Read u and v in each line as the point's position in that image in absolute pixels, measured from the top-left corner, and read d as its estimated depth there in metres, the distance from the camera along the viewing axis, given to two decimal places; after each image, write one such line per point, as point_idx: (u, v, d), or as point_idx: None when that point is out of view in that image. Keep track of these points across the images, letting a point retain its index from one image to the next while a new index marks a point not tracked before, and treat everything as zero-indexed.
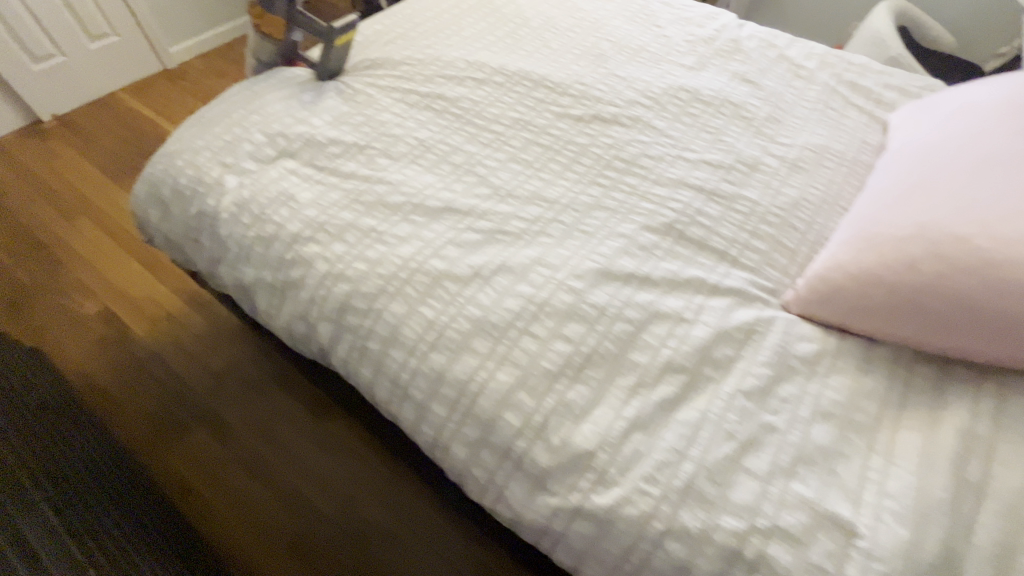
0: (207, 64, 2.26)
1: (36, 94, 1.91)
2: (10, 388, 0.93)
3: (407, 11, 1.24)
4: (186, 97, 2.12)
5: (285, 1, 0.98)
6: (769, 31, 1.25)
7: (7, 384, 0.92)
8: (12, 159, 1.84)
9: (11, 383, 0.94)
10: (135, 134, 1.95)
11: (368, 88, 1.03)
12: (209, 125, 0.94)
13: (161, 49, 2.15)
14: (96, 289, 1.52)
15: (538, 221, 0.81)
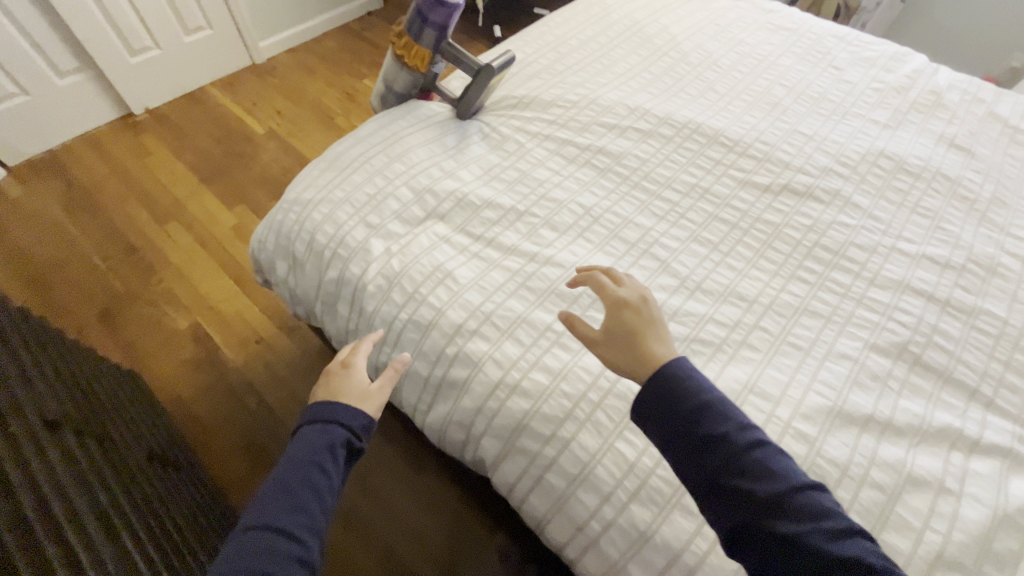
0: (294, 60, 2.19)
1: (132, 87, 1.87)
2: (123, 439, 0.87)
3: (547, 35, 1.10)
4: (274, 93, 2.06)
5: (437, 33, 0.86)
6: (971, 80, 1.06)
7: (123, 436, 0.86)
8: (107, 153, 1.82)
9: (123, 432, 0.88)
10: (224, 134, 1.90)
11: (516, 134, 0.91)
12: (348, 172, 0.84)
13: (251, 43, 2.09)
14: (188, 303, 1.48)
15: (738, 328, 0.68)
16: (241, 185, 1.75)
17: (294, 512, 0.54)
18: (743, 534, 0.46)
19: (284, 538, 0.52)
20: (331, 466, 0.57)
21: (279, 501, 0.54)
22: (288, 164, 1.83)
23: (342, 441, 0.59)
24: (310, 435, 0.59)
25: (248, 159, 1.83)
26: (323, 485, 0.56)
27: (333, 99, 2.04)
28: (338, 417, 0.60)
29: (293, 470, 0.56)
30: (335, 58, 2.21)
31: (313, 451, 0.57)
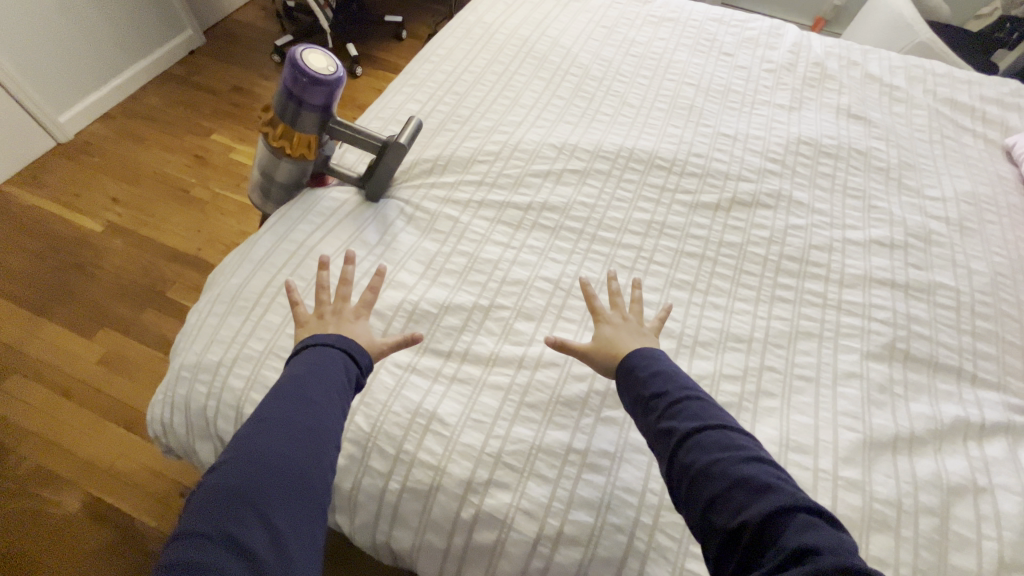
0: (112, 128, 1.80)
1: None
2: None
3: (435, 74, 0.97)
4: (98, 176, 1.67)
5: (320, 115, 0.70)
6: (840, 44, 1.12)
7: None
8: None
9: None
10: (48, 243, 1.51)
11: (443, 207, 0.78)
12: (260, 312, 0.67)
13: (48, 120, 1.67)
14: (70, 475, 1.17)
15: (748, 375, 0.65)
16: (94, 303, 1.41)
17: (305, 423, 0.48)
18: (685, 487, 0.47)
19: (295, 444, 0.46)
20: (346, 387, 0.52)
21: (283, 410, 0.48)
22: (146, 261, 1.50)
23: (354, 368, 0.54)
24: (319, 360, 0.52)
25: (92, 268, 1.48)
26: (337, 400, 0.50)
27: (180, 167, 1.71)
28: (349, 352, 0.54)
29: (299, 383, 0.50)
30: (166, 117, 1.85)
31: (323, 370, 0.52)
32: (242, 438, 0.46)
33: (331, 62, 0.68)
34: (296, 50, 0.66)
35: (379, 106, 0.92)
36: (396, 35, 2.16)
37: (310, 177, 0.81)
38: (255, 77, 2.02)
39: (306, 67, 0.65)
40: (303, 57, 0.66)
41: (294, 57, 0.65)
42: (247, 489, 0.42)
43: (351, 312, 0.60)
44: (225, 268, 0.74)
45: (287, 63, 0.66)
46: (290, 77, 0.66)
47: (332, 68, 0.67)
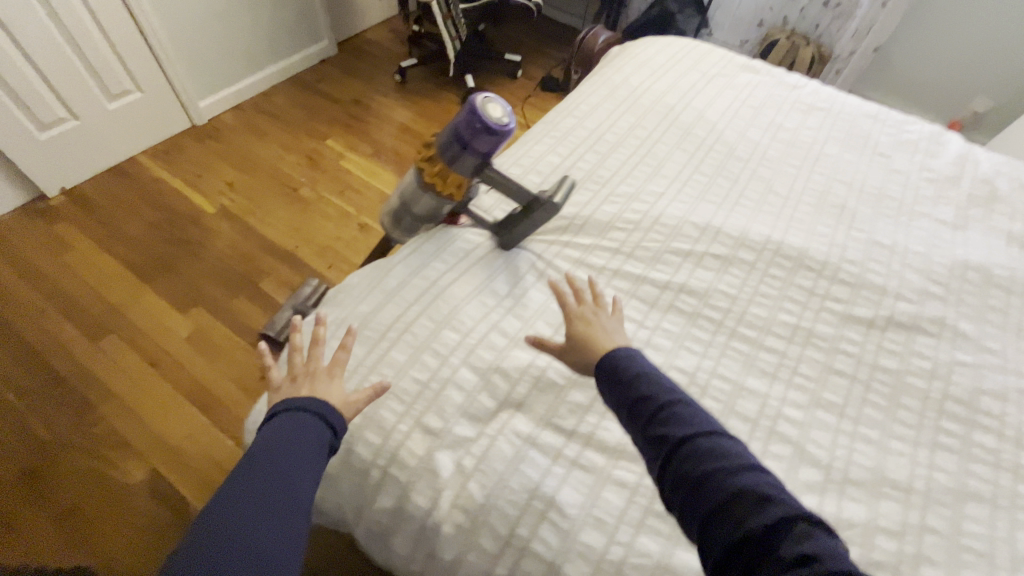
0: (240, 119, 1.93)
1: (42, 166, 1.55)
2: None
3: (578, 129, 0.96)
4: (221, 161, 1.78)
5: (479, 159, 0.69)
6: (1011, 163, 1.03)
7: None
8: (11, 250, 1.47)
9: None
10: (165, 215, 1.61)
11: (576, 269, 0.75)
12: (383, 347, 0.65)
13: (190, 103, 1.81)
14: (140, 445, 1.19)
15: (907, 532, 0.56)
16: (193, 280, 1.48)
17: (274, 503, 0.47)
18: (679, 499, 0.45)
19: (263, 527, 0.45)
20: (319, 453, 0.51)
21: (253, 487, 0.47)
22: (247, 248, 1.56)
23: (326, 433, 0.53)
24: (291, 427, 0.52)
25: (198, 245, 1.55)
26: (309, 469, 0.50)
27: (293, 165, 1.80)
28: (316, 415, 0.53)
29: (275, 453, 0.49)
30: (289, 116, 1.96)
31: (298, 440, 0.51)
32: (208, 518, 0.44)
33: (507, 114, 0.68)
34: (479, 97, 0.66)
35: (518, 153, 0.92)
36: (512, 74, 2.23)
37: (450, 212, 0.80)
38: (375, 91, 2.13)
39: (484, 116, 0.65)
40: (484, 105, 0.66)
41: (475, 104, 0.66)
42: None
43: (324, 370, 0.59)
44: (354, 291, 0.74)
45: (467, 107, 0.66)
46: (465, 121, 0.66)
47: (508, 121, 0.67)
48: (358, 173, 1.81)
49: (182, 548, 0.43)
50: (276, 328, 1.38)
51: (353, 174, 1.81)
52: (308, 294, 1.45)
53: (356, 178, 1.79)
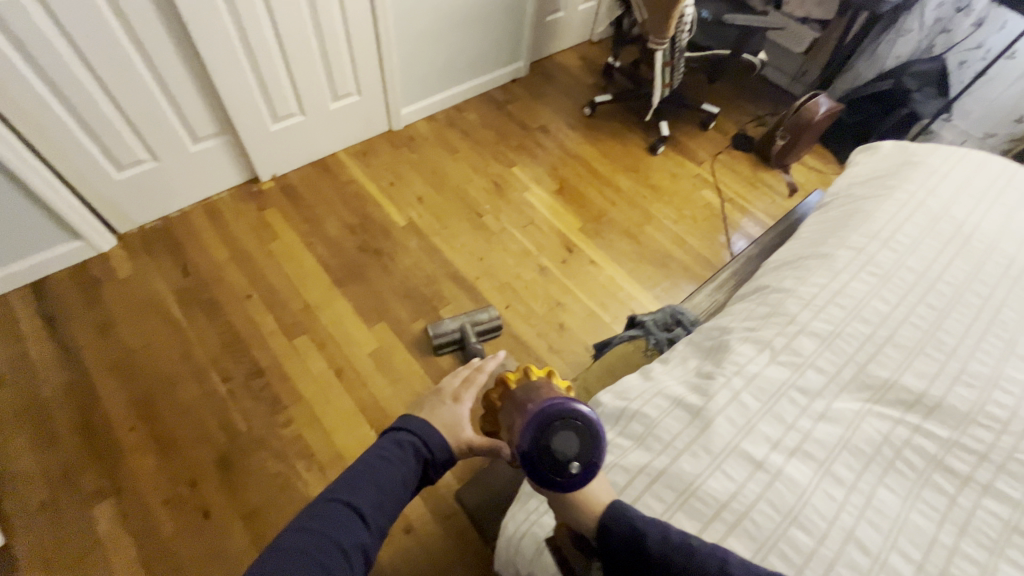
0: (432, 131, 1.95)
1: (264, 154, 1.63)
2: None
3: (902, 269, 0.82)
4: (413, 172, 1.80)
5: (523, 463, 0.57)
6: None
7: None
8: (226, 229, 1.57)
9: None
10: (359, 220, 1.65)
11: (933, 470, 0.63)
12: (718, 530, 0.57)
13: (394, 110, 1.85)
14: (321, 458, 1.21)
15: None
16: (379, 294, 1.49)
17: (365, 503, 0.64)
18: None
19: (343, 520, 0.62)
20: (408, 470, 0.68)
21: (351, 490, 0.64)
22: (430, 271, 1.56)
23: (420, 453, 0.70)
24: (386, 448, 0.69)
25: (387, 257, 1.57)
26: (391, 486, 0.66)
27: (479, 189, 1.79)
28: (421, 435, 0.71)
29: (372, 469, 0.66)
30: (477, 135, 1.96)
31: (397, 455, 0.68)
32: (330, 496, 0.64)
33: (584, 455, 0.55)
34: (558, 414, 0.55)
35: (832, 288, 0.80)
36: (705, 124, 2.08)
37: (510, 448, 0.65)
38: (562, 121, 2.07)
39: (542, 441, 0.55)
40: (556, 426, 0.55)
41: (548, 418, 0.56)
42: (321, 531, 0.60)
43: (452, 398, 0.76)
44: (661, 433, 0.65)
45: (540, 410, 0.56)
46: (525, 421, 0.57)
47: (570, 468, 0.54)
48: (540, 209, 1.76)
49: (312, 509, 0.63)
50: (439, 331, 1.36)
51: (535, 209, 1.76)
52: (484, 321, 1.40)
53: (537, 215, 1.74)
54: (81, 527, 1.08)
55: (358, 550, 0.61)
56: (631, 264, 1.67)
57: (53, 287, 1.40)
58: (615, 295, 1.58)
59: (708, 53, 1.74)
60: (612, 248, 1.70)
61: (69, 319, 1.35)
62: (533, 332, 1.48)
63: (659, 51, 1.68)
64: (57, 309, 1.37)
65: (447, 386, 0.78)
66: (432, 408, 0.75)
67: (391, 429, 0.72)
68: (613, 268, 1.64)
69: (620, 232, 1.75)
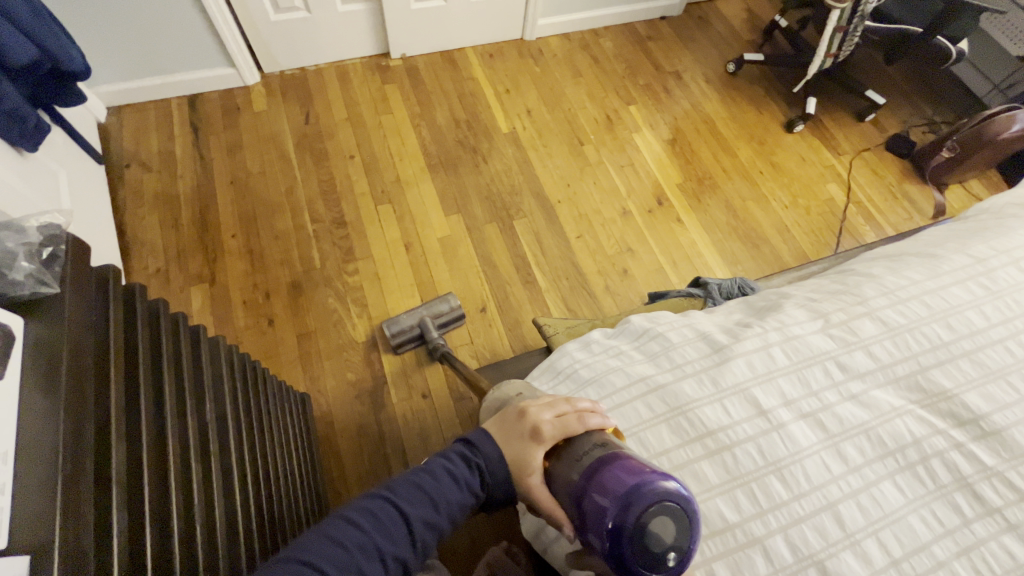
0: (563, 49, 1.89)
1: (401, 31, 1.70)
2: (288, 526, 0.77)
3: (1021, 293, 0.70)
4: (532, 85, 1.79)
5: (607, 547, 0.46)
6: None
7: (287, 528, 0.76)
8: (350, 93, 1.69)
9: (289, 523, 0.77)
10: (467, 117, 1.69)
11: (958, 489, 0.57)
12: (695, 451, 0.57)
13: (532, 18, 1.81)
14: (372, 312, 1.34)
15: None
16: (464, 189, 1.55)
17: (414, 515, 0.52)
18: None
19: (388, 529, 0.50)
20: (466, 496, 0.55)
21: (406, 493, 0.53)
22: (516, 183, 1.58)
23: (482, 482, 0.56)
24: (452, 461, 0.56)
25: (481, 157, 1.61)
26: (448, 506, 0.54)
27: (590, 118, 1.74)
28: (489, 462, 0.56)
29: (432, 479, 0.54)
30: (606, 65, 1.88)
31: (457, 475, 0.55)
32: (381, 491, 0.53)
33: (682, 547, 0.45)
34: (662, 497, 0.44)
35: (925, 286, 0.71)
36: (863, 115, 1.83)
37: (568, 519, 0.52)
38: (701, 73, 1.92)
39: (635, 533, 0.44)
40: (650, 513, 0.45)
41: (640, 504, 0.44)
42: (362, 533, 0.49)
43: (529, 428, 0.56)
44: (675, 356, 0.65)
45: (630, 492, 0.45)
46: (609, 505, 0.46)
47: (665, 563, 0.45)
48: (646, 155, 1.69)
49: (360, 500, 0.52)
50: (394, 330, 1.25)
51: (639, 153, 1.69)
52: (444, 314, 1.29)
53: (640, 159, 1.67)
54: (180, 297, 1.31)
55: (396, 565, 0.50)
56: (720, 234, 1.57)
57: (205, 104, 1.61)
58: (691, 259, 1.51)
59: (896, 26, 1.49)
60: (706, 213, 1.60)
61: (209, 133, 1.56)
62: (595, 267, 1.47)
63: (837, 11, 1.46)
64: (203, 122, 1.58)
65: (531, 410, 0.57)
66: (508, 428, 0.58)
67: (462, 442, 0.58)
68: (699, 233, 1.56)
69: (719, 199, 1.63)
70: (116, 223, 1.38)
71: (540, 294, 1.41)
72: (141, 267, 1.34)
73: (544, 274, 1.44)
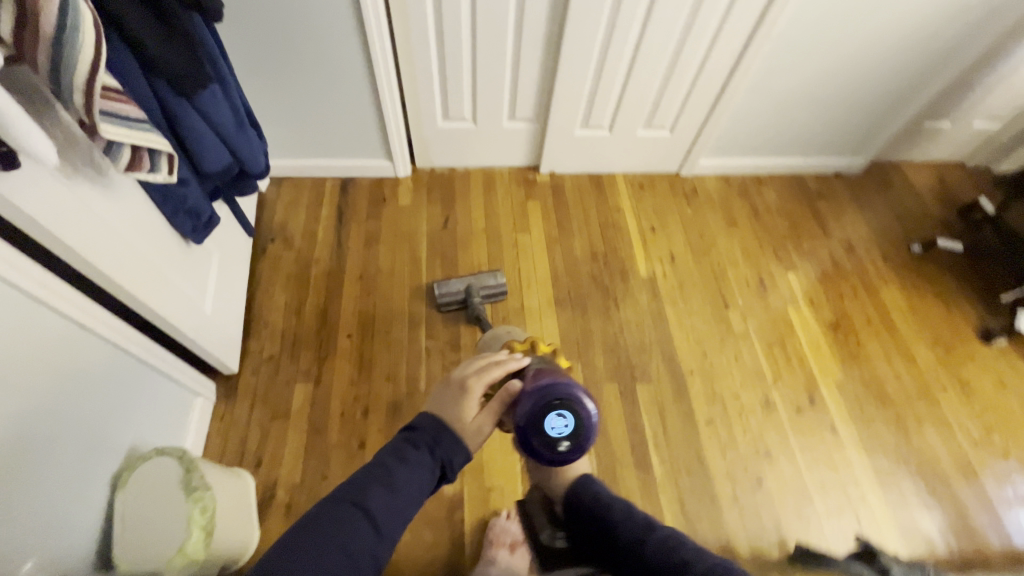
0: (719, 191, 1.75)
1: (556, 151, 1.65)
2: None
3: None
4: (680, 226, 1.65)
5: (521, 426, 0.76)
6: None
7: None
8: (492, 202, 1.66)
9: None
10: (605, 250, 1.58)
11: None
12: None
13: (694, 157, 1.70)
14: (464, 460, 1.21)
15: None
16: (588, 334, 1.42)
17: (368, 506, 0.63)
18: None
19: (349, 525, 0.61)
20: (417, 475, 0.68)
21: (363, 490, 0.65)
22: (647, 338, 1.42)
23: (426, 460, 0.69)
24: (400, 449, 0.69)
25: (613, 300, 1.48)
26: (403, 490, 0.66)
27: (739, 277, 1.56)
28: (433, 437, 0.71)
29: (385, 471, 0.66)
30: (766, 219, 1.70)
31: (404, 465, 0.67)
32: (337, 493, 0.65)
33: (570, 435, 0.77)
34: (566, 401, 0.76)
35: None
36: None
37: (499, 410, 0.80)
38: (878, 246, 1.67)
39: (543, 418, 0.76)
40: (555, 407, 0.76)
41: (554, 400, 0.76)
42: (325, 536, 0.59)
43: (462, 386, 0.77)
44: None
45: (548, 394, 0.76)
46: (529, 401, 0.76)
47: (556, 442, 0.76)
48: (800, 336, 1.46)
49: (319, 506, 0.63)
50: (444, 290, 1.37)
51: (792, 331, 1.47)
52: (490, 285, 1.40)
53: (792, 339, 1.46)
54: (283, 393, 1.27)
55: (366, 557, 0.60)
56: (884, 459, 1.29)
57: (355, 189, 1.65)
58: (845, 486, 1.24)
59: None
60: (870, 428, 1.33)
61: (352, 219, 1.58)
62: (723, 467, 1.25)
63: None
64: (349, 207, 1.61)
65: (455, 375, 0.80)
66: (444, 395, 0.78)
67: (405, 430, 0.73)
68: (857, 451, 1.29)
69: (887, 412, 1.36)
70: (247, 298, 1.40)
71: (653, 484, 1.21)
72: (256, 348, 1.33)
73: (661, 460, 1.25)
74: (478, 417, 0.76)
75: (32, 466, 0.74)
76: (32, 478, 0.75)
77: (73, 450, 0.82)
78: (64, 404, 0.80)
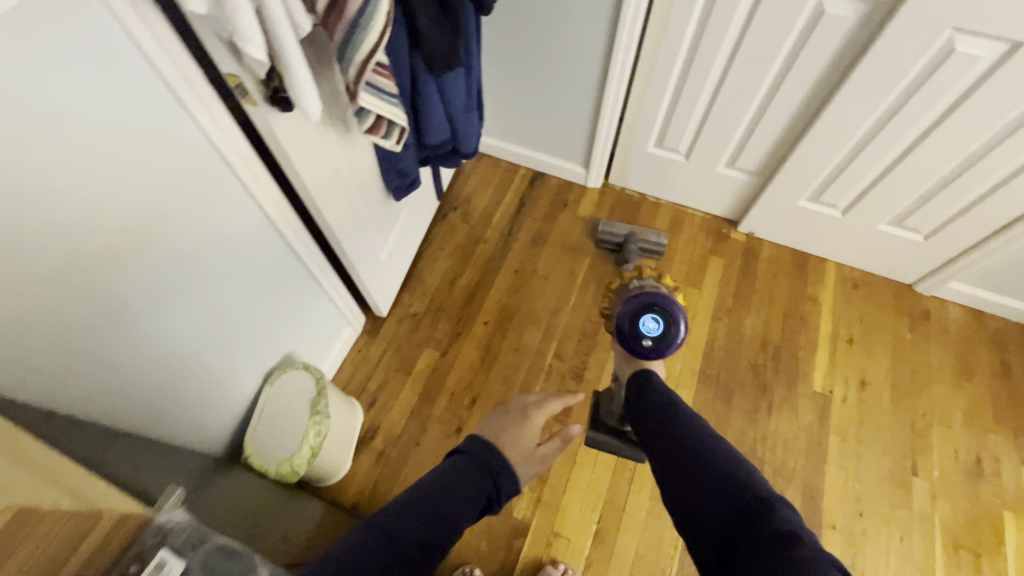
0: (961, 327, 1.37)
1: (766, 214, 1.45)
2: None
3: None
4: (888, 350, 1.34)
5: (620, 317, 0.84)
6: None
7: None
8: (671, 244, 1.53)
9: None
10: (780, 342, 1.36)
11: None
12: None
13: (943, 276, 1.35)
14: (542, 493, 1.17)
15: None
16: (723, 426, 1.25)
17: (405, 532, 0.52)
18: None
19: (384, 550, 0.49)
20: (464, 494, 0.59)
21: (399, 516, 0.54)
22: (791, 461, 1.20)
23: (475, 482, 0.61)
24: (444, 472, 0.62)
25: (768, 401, 1.28)
26: (449, 517, 0.56)
27: (945, 441, 1.22)
28: (485, 457, 0.65)
29: (426, 498, 0.57)
30: (1021, 387, 1.29)
31: (448, 488, 0.59)
32: (365, 522, 0.53)
33: (658, 337, 0.83)
34: (665, 306, 0.83)
35: None
36: None
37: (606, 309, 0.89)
38: None
39: (639, 315, 0.84)
40: (653, 309, 0.84)
41: (653, 302, 0.84)
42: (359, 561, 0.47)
43: (524, 412, 0.77)
44: None
45: (650, 296, 0.84)
46: (634, 298, 0.85)
47: (642, 338, 0.83)
48: (1009, 558, 1.11)
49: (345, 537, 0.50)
50: (608, 228, 1.48)
51: (996, 543, 1.12)
52: (651, 241, 1.47)
53: (992, 554, 1.11)
54: (413, 350, 1.37)
55: None
56: None
57: (542, 184, 1.66)
58: None
59: None
60: None
61: (529, 214, 1.60)
62: None
63: None
64: (531, 200, 1.63)
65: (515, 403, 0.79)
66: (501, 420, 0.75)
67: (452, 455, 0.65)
68: None
69: None
70: (416, 254, 1.52)
71: None
72: (407, 302, 1.44)
73: None
74: (545, 444, 0.73)
75: (215, 343, 0.90)
76: (210, 355, 0.90)
77: (247, 339, 0.98)
78: (252, 302, 0.95)
